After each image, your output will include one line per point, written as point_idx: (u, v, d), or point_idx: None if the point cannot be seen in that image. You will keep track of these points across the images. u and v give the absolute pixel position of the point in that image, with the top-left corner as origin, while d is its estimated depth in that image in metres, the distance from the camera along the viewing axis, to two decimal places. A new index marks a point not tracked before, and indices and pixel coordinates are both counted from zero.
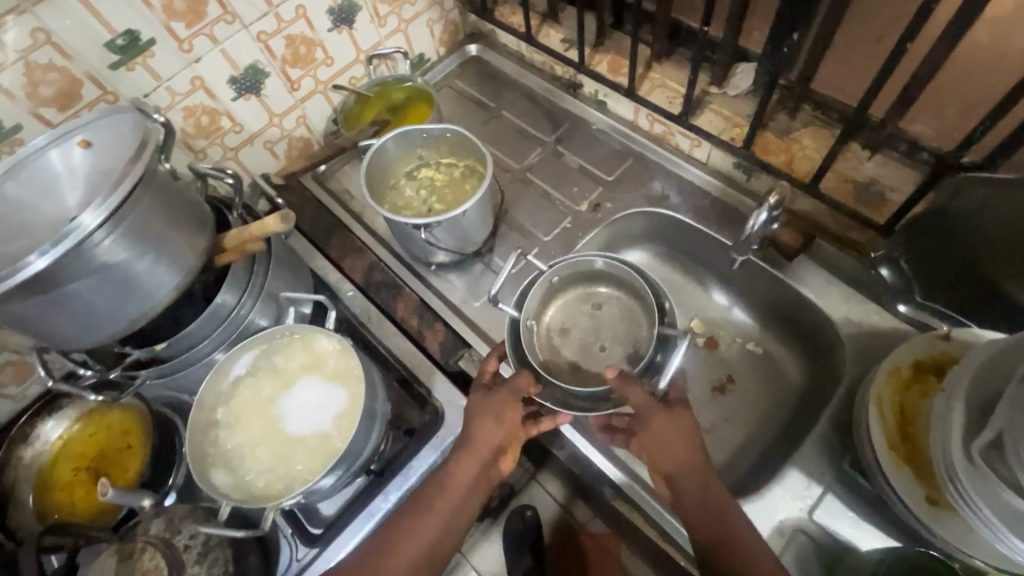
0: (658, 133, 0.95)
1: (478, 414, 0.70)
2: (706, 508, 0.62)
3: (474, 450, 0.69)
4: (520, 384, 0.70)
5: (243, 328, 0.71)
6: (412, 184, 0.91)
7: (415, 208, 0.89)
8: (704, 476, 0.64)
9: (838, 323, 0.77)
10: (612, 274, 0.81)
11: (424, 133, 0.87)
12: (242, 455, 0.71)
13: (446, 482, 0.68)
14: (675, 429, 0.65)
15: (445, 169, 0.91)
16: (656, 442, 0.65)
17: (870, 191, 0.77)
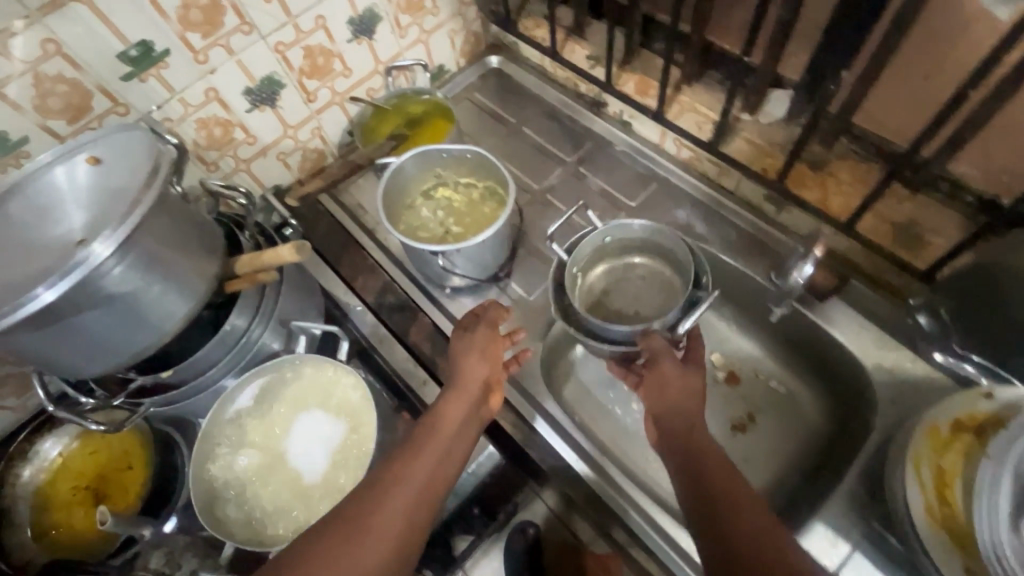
0: (686, 158, 0.92)
1: (461, 358, 0.71)
2: (674, 446, 0.63)
3: (462, 389, 0.68)
4: (493, 315, 0.75)
5: (253, 354, 0.69)
6: (429, 204, 0.88)
7: (432, 229, 0.86)
8: (689, 422, 0.64)
9: (870, 368, 0.74)
10: (665, 249, 0.81)
11: (443, 153, 0.84)
12: (250, 485, 0.69)
13: (438, 419, 0.65)
14: (679, 377, 0.67)
15: (464, 190, 0.88)
16: (661, 392, 0.67)
17: (908, 231, 0.73)
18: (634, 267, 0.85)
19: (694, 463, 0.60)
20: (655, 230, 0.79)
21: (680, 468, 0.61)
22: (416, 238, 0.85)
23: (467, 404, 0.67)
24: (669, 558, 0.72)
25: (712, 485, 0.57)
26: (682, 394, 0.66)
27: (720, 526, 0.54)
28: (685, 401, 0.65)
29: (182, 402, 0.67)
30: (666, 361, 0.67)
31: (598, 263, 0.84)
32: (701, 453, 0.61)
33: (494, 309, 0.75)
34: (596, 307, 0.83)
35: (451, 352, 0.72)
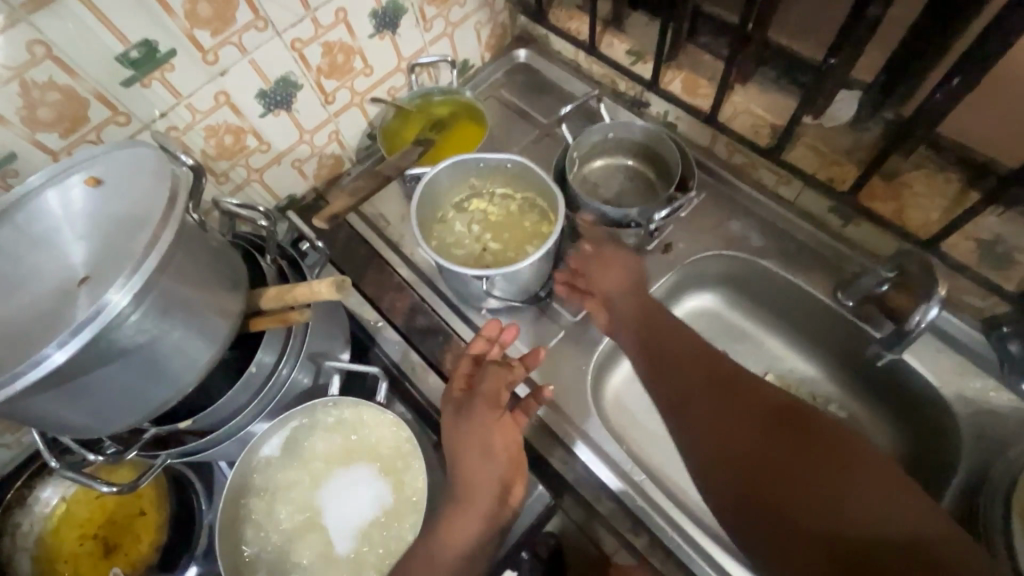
0: (738, 164, 0.85)
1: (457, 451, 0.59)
2: (623, 327, 0.68)
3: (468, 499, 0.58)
4: (491, 390, 0.60)
5: (283, 395, 0.61)
6: (462, 218, 0.81)
7: (467, 245, 0.79)
8: (626, 298, 0.69)
9: (950, 399, 0.68)
10: (659, 152, 0.83)
11: (480, 163, 0.77)
12: (282, 544, 0.63)
13: (441, 546, 0.56)
14: (621, 264, 0.72)
15: (500, 202, 0.81)
16: (607, 278, 0.71)
17: (995, 250, 0.67)
18: (627, 169, 0.87)
19: (640, 337, 0.65)
20: (651, 131, 0.81)
21: (631, 345, 0.66)
22: (451, 257, 0.77)
23: (480, 515, 0.58)
24: None
25: (660, 360, 0.63)
26: (620, 279, 0.70)
27: (676, 394, 0.60)
28: (623, 283, 0.70)
29: (204, 451, 0.60)
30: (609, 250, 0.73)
31: (597, 159, 0.87)
32: (649, 331, 0.65)
33: (492, 373, 0.61)
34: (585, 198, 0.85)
35: (447, 442, 0.60)
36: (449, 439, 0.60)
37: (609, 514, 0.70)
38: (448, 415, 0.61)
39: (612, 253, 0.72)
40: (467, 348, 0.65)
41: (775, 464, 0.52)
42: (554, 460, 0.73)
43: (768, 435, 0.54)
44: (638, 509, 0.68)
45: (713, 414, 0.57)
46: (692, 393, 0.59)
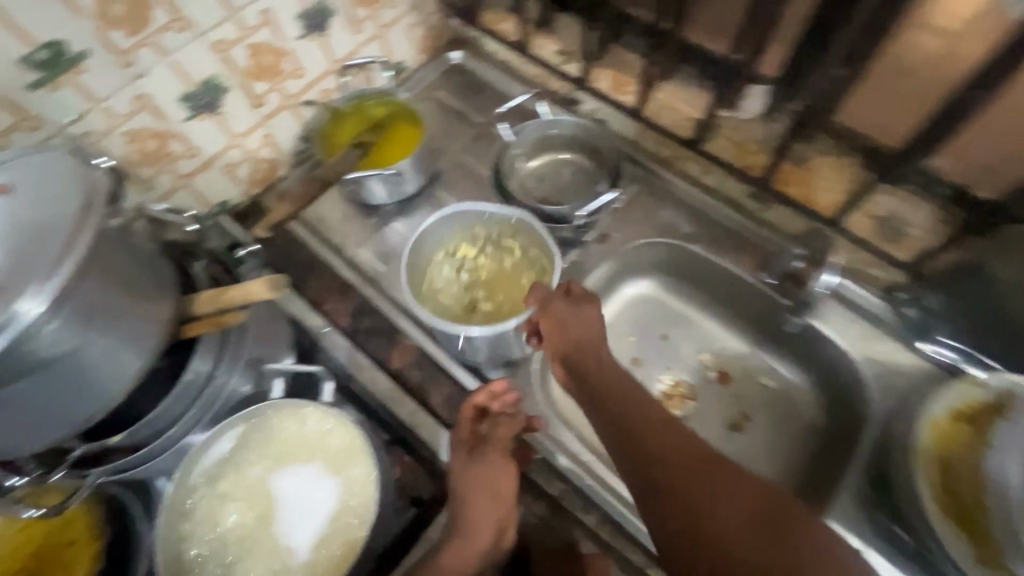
0: (665, 156, 0.89)
1: (468, 486, 0.65)
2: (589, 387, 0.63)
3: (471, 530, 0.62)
4: (501, 436, 0.67)
5: (222, 401, 0.60)
6: (453, 266, 0.83)
7: (456, 294, 0.82)
8: (595, 359, 0.65)
9: (860, 362, 0.75)
10: (593, 148, 0.87)
11: (485, 216, 0.80)
12: (230, 550, 0.60)
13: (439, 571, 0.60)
14: (575, 315, 0.67)
15: (493, 254, 0.84)
16: (575, 332, 0.66)
17: (889, 225, 0.74)
18: (566, 163, 0.91)
19: (607, 400, 0.61)
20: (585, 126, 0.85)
21: (598, 406, 0.61)
22: (441, 307, 0.80)
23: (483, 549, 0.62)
24: None
25: (631, 426, 0.58)
26: (590, 333, 0.66)
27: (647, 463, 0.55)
28: (592, 339, 0.66)
29: (140, 466, 0.58)
30: (583, 304, 0.67)
31: (538, 157, 0.90)
32: (619, 394, 0.61)
33: (502, 422, 0.68)
34: (525, 193, 0.88)
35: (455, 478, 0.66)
36: (462, 476, 0.65)
37: (559, 494, 0.73)
38: (459, 457, 0.67)
39: (583, 306, 0.67)
40: (471, 400, 0.68)
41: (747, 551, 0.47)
42: None
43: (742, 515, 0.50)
44: (586, 487, 0.71)
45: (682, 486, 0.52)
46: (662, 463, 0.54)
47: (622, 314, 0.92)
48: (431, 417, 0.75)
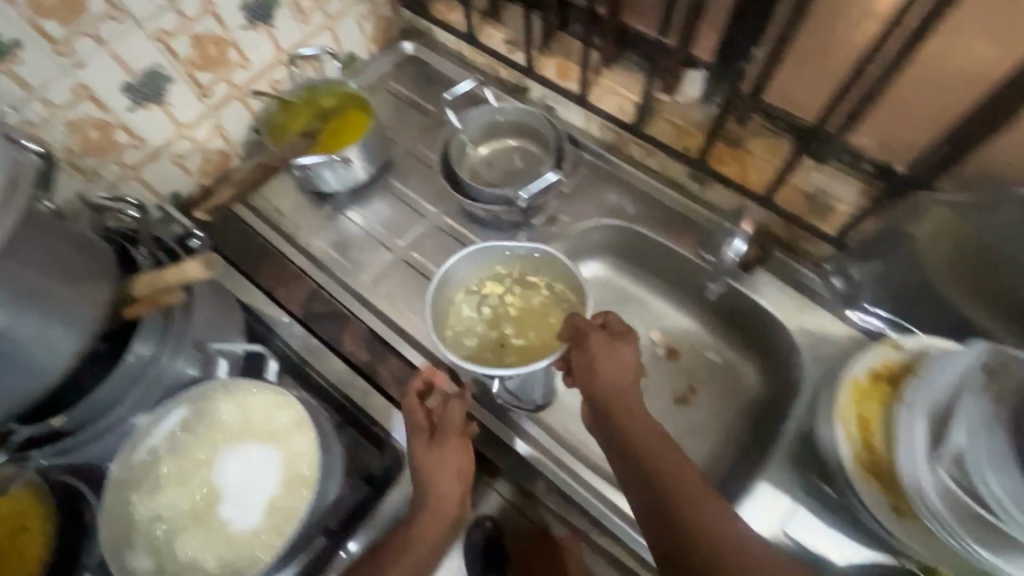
0: (611, 140, 0.92)
1: (426, 470, 0.64)
2: (620, 432, 0.61)
3: (429, 509, 0.64)
4: (452, 417, 0.67)
5: (166, 384, 0.61)
6: (473, 304, 0.82)
7: (481, 334, 0.80)
8: (629, 403, 0.62)
9: (794, 331, 0.78)
10: (539, 132, 0.90)
11: (508, 250, 0.80)
12: (171, 529, 0.60)
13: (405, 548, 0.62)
14: (609, 356, 0.64)
15: (519, 292, 0.83)
16: (614, 375, 0.63)
17: (819, 200, 0.78)
18: (515, 149, 0.92)
19: (638, 448, 0.60)
20: (530, 111, 0.87)
21: (631, 452, 0.60)
22: (467, 347, 0.79)
23: (441, 524, 0.64)
24: (628, 536, 0.72)
25: (663, 477, 0.58)
26: (629, 373, 0.64)
27: (677, 516, 0.55)
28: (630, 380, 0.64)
29: (81, 448, 0.59)
30: (620, 342, 0.65)
31: (486, 143, 0.92)
32: (653, 443, 0.60)
33: (454, 406, 0.67)
34: (475, 178, 0.90)
35: (415, 459, 0.66)
36: (421, 460, 0.65)
37: None
38: (419, 440, 0.66)
39: (620, 343, 0.65)
40: (409, 388, 0.69)
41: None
42: None
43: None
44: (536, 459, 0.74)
45: (712, 546, 0.52)
46: (693, 519, 0.54)
47: None
48: (383, 397, 0.76)
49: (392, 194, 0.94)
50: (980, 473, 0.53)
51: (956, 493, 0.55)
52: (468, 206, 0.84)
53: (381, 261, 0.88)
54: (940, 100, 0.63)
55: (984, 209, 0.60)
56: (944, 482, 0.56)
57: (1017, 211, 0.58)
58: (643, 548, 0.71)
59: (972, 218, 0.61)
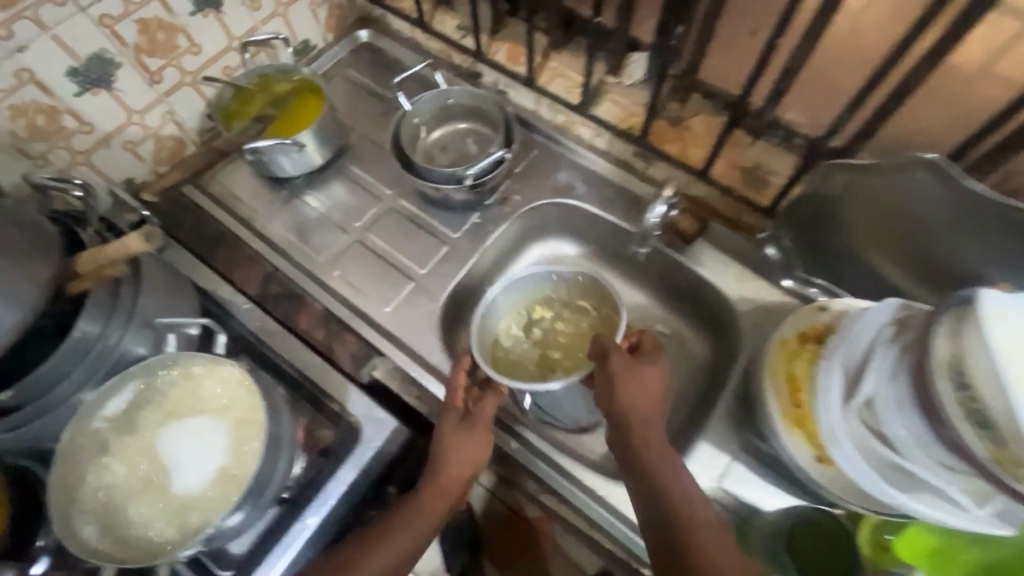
0: (561, 123, 0.95)
1: (451, 450, 0.69)
2: (637, 454, 0.64)
3: (440, 486, 0.68)
4: (486, 412, 0.71)
5: (112, 361, 0.63)
6: (523, 326, 0.83)
7: (530, 356, 0.82)
8: (650, 427, 0.65)
9: (734, 300, 0.82)
10: (489, 116, 0.92)
11: (555, 275, 0.80)
12: (121, 501, 0.61)
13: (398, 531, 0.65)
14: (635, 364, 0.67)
15: (569, 317, 0.83)
16: (640, 402, 0.65)
17: (754, 174, 0.81)
18: (467, 133, 0.94)
19: (647, 446, 0.64)
20: (479, 94, 0.89)
21: (643, 472, 0.63)
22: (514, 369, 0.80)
23: (445, 504, 0.68)
24: (577, 498, 0.75)
25: (669, 494, 0.61)
26: (653, 400, 0.66)
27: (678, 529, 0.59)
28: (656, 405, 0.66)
29: (29, 423, 0.60)
30: (648, 367, 0.67)
31: (439, 127, 0.95)
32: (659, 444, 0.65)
33: (490, 402, 0.72)
34: (429, 162, 0.92)
35: (439, 444, 0.69)
36: (449, 439, 0.69)
37: None
38: (449, 421, 0.71)
39: (649, 370, 0.67)
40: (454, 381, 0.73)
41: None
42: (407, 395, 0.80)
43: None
44: None
45: (705, 554, 0.57)
46: (690, 532, 0.59)
47: None
48: (339, 373, 0.78)
49: (348, 178, 0.96)
50: (886, 416, 0.57)
51: (866, 437, 0.59)
52: (419, 185, 0.85)
53: (337, 243, 0.90)
54: (853, 67, 0.67)
55: (875, 171, 0.63)
56: (856, 428, 0.59)
57: (924, 176, 0.60)
58: (591, 509, 0.74)
59: (899, 180, 0.62)
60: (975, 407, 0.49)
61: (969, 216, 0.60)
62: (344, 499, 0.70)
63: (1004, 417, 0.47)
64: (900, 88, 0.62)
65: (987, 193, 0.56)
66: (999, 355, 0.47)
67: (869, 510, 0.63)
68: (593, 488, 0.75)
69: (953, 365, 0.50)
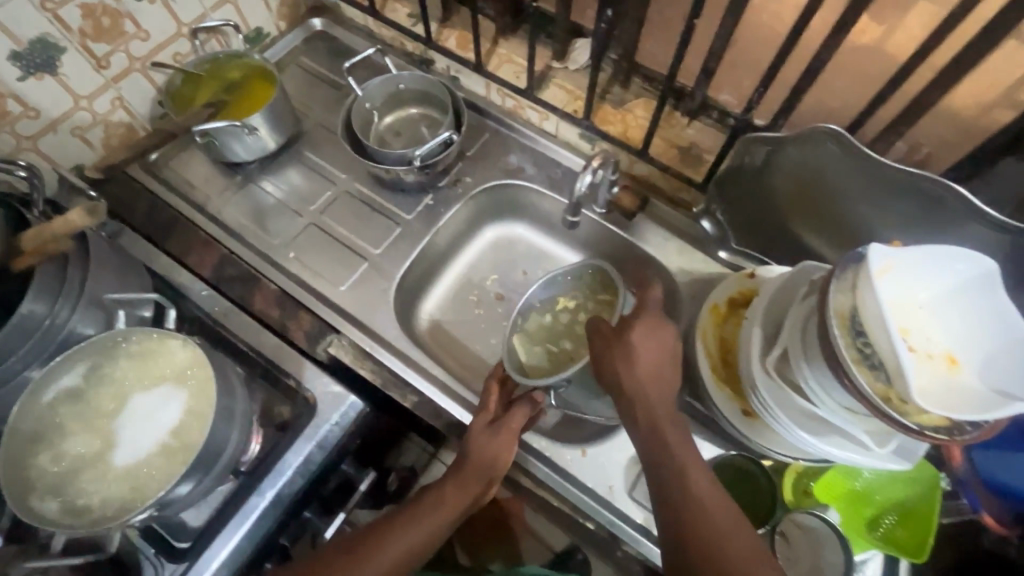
0: (511, 107, 0.98)
1: (476, 448, 0.70)
2: (643, 431, 0.61)
3: (465, 480, 0.69)
4: (515, 420, 0.71)
5: (62, 338, 0.65)
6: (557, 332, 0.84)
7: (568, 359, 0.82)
8: (646, 390, 0.61)
9: (674, 272, 0.87)
10: (440, 99, 0.95)
11: (566, 275, 0.83)
12: (72, 473, 0.62)
13: (409, 520, 0.66)
14: (644, 346, 0.63)
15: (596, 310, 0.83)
16: (626, 367, 0.62)
17: (690, 153, 0.86)
18: (418, 118, 0.97)
19: (664, 432, 0.59)
20: (428, 78, 0.92)
21: (650, 449, 0.59)
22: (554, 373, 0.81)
23: (469, 498, 0.68)
24: (526, 460, 0.77)
25: (674, 460, 0.57)
26: (651, 363, 0.63)
27: (678, 496, 0.55)
28: (654, 368, 0.62)
29: None
30: (630, 330, 0.64)
31: (391, 112, 0.97)
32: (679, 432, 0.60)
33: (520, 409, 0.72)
34: (383, 146, 0.95)
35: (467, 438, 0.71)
36: (474, 440, 0.70)
37: (414, 407, 0.80)
38: (478, 421, 0.73)
39: (634, 333, 0.64)
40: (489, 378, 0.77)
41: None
42: (363, 370, 0.82)
43: (760, 558, 0.50)
44: (443, 400, 0.80)
45: (707, 520, 0.53)
46: (692, 498, 0.54)
47: (481, 255, 1.01)
48: (295, 350, 0.80)
49: (303, 163, 0.97)
50: (798, 366, 0.61)
51: (782, 387, 0.64)
52: (371, 167, 0.87)
53: (293, 226, 0.92)
54: (771, 44, 0.73)
55: (789, 144, 0.69)
56: (775, 380, 0.64)
57: (830, 147, 0.66)
58: (538, 469, 0.76)
59: (816, 157, 0.68)
60: (867, 352, 0.54)
61: (878, 182, 0.65)
62: (300, 472, 0.71)
63: (890, 356, 0.52)
64: (812, 66, 0.66)
65: (887, 162, 0.63)
66: (883, 301, 0.52)
67: (793, 458, 0.68)
68: (539, 449, 0.77)
69: (851, 315, 0.55)
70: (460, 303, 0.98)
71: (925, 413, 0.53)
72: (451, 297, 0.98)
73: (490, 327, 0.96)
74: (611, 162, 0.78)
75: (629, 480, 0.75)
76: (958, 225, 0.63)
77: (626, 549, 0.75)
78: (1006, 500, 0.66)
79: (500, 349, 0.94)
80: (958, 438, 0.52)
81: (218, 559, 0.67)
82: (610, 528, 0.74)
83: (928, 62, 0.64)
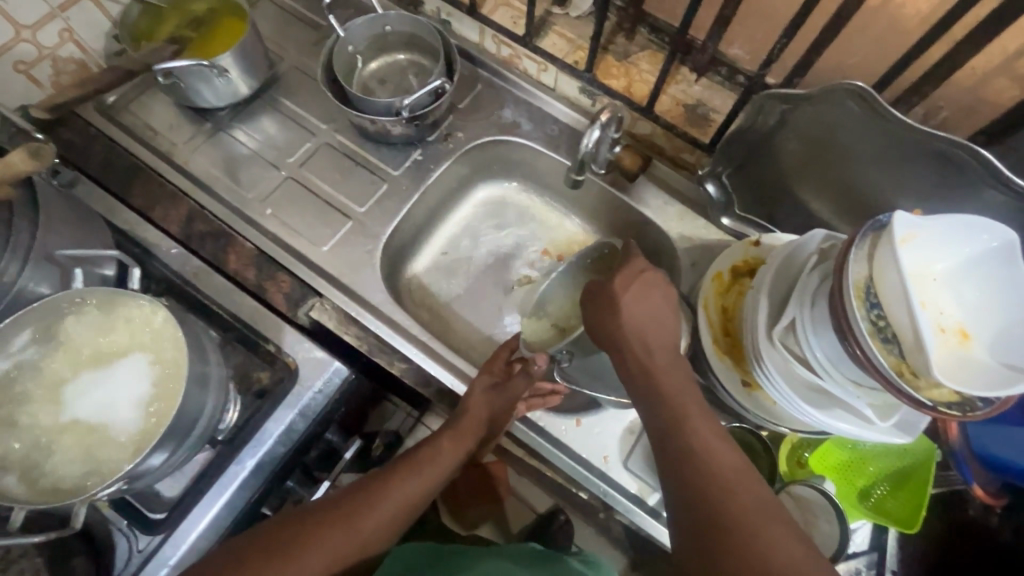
0: (506, 57, 0.90)
1: (476, 404, 0.69)
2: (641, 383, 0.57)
3: (462, 432, 0.68)
4: (517, 389, 0.71)
5: (10, 299, 0.59)
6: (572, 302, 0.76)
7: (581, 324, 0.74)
8: (644, 341, 0.57)
9: (675, 239, 0.83)
10: (430, 44, 0.87)
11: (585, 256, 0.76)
12: (29, 444, 0.57)
13: (412, 469, 0.64)
14: (638, 299, 0.59)
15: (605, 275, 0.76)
16: (614, 317, 0.58)
17: (698, 112, 0.81)
18: (405, 65, 0.90)
19: (660, 378, 0.56)
20: (416, 20, 0.84)
21: (650, 398, 0.56)
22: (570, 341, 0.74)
23: (463, 448, 0.68)
24: (519, 429, 0.76)
25: (675, 411, 0.54)
26: (641, 311, 0.59)
27: (679, 443, 0.52)
28: (649, 319, 0.59)
29: None
30: (612, 280, 0.60)
31: (375, 57, 0.89)
32: (679, 378, 0.56)
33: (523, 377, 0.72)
34: (367, 95, 0.88)
35: (468, 394, 0.70)
36: (474, 395, 0.70)
37: (402, 374, 0.77)
38: (483, 381, 0.71)
39: (617, 282, 0.60)
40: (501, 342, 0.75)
41: (756, 531, 0.45)
42: (347, 335, 0.78)
43: (766, 503, 0.47)
44: (431, 368, 0.76)
45: (711, 463, 0.50)
46: (698, 443, 0.51)
47: (471, 217, 0.96)
48: (273, 313, 0.75)
49: (278, 111, 0.89)
50: (804, 336, 0.59)
51: (786, 358, 0.61)
52: (354, 116, 0.80)
53: (269, 179, 0.85)
54: None
55: (807, 101, 0.64)
56: (778, 349, 0.62)
57: (851, 102, 0.61)
58: (532, 440, 0.75)
59: (833, 109, 0.63)
60: (881, 325, 0.52)
61: (898, 142, 0.62)
62: (282, 441, 0.67)
63: (906, 329, 0.50)
64: (839, 19, 0.61)
65: (913, 123, 0.58)
66: (904, 273, 0.49)
67: (794, 430, 0.67)
68: (533, 419, 0.75)
69: (865, 285, 0.53)
70: (449, 266, 0.93)
71: (937, 388, 0.51)
72: (440, 258, 0.93)
73: (481, 291, 0.92)
74: (619, 116, 0.72)
75: (625, 450, 0.74)
76: (975, 191, 0.60)
77: (618, 517, 0.75)
78: (994, 471, 0.67)
79: (491, 315, 0.90)
80: (970, 414, 0.51)
81: (196, 530, 0.63)
82: (604, 497, 0.73)
83: (953, 28, 0.60)
